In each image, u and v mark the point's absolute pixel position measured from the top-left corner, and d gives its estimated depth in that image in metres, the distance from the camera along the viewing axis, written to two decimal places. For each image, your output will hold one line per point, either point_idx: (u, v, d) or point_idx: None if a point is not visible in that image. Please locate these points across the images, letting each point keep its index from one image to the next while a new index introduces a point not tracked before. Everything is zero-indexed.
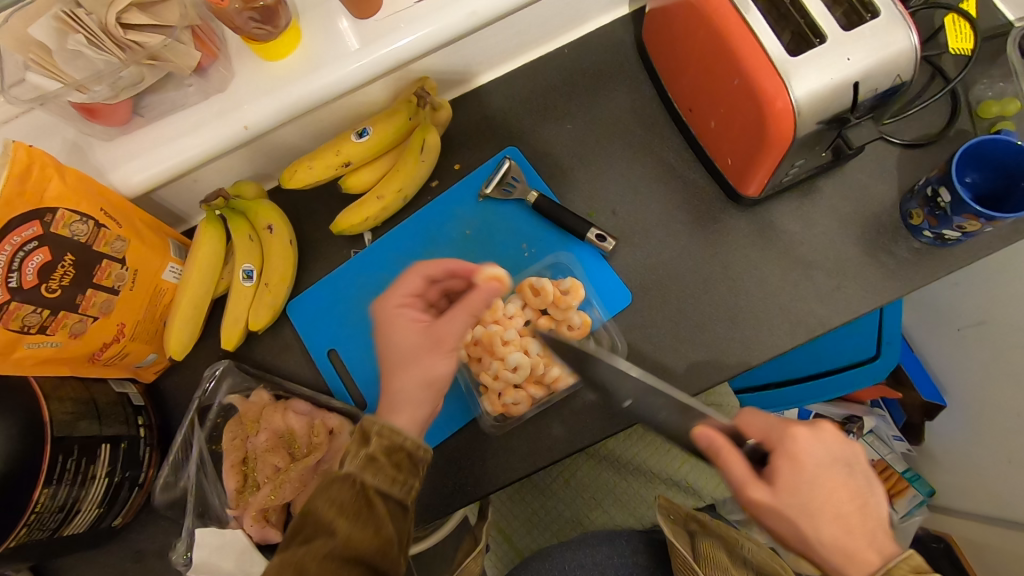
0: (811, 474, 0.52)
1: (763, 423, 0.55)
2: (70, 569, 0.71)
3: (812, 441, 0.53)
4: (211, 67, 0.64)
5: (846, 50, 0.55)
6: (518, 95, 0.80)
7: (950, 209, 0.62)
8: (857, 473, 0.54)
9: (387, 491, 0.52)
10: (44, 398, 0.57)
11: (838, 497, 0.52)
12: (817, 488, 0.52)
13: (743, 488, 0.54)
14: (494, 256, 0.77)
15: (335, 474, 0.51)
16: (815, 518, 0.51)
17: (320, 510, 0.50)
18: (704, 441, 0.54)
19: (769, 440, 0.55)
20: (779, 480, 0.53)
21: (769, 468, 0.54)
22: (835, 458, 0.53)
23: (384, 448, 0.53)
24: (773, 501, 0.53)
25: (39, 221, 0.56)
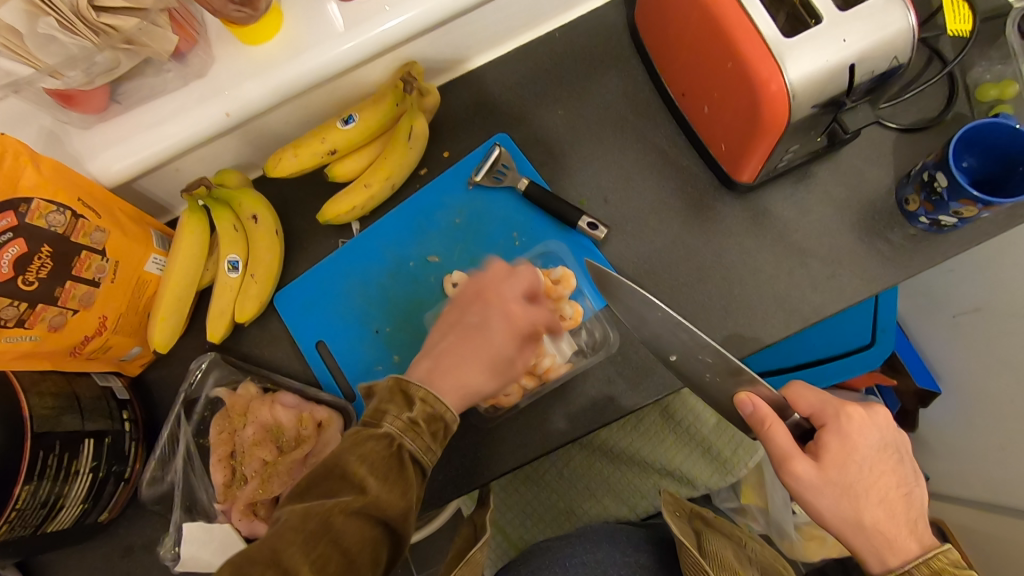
0: (863, 456, 0.51)
1: (818, 400, 0.55)
2: (56, 565, 0.70)
3: (867, 424, 0.53)
4: (190, 52, 0.63)
5: (842, 31, 0.53)
6: (508, 80, 0.78)
7: (947, 194, 0.61)
8: (904, 461, 0.54)
9: (419, 457, 0.48)
10: (23, 393, 0.56)
11: (885, 483, 0.52)
12: (867, 471, 0.51)
13: (788, 460, 0.52)
14: (484, 245, 0.76)
15: (372, 431, 0.47)
16: (861, 500, 0.50)
17: (350, 464, 0.45)
18: (750, 407, 0.55)
19: (822, 417, 0.54)
20: (831, 457, 0.51)
21: (818, 444, 0.53)
22: (886, 444, 0.53)
23: (425, 415, 0.49)
24: (819, 478, 0.51)
25: (13, 212, 0.54)
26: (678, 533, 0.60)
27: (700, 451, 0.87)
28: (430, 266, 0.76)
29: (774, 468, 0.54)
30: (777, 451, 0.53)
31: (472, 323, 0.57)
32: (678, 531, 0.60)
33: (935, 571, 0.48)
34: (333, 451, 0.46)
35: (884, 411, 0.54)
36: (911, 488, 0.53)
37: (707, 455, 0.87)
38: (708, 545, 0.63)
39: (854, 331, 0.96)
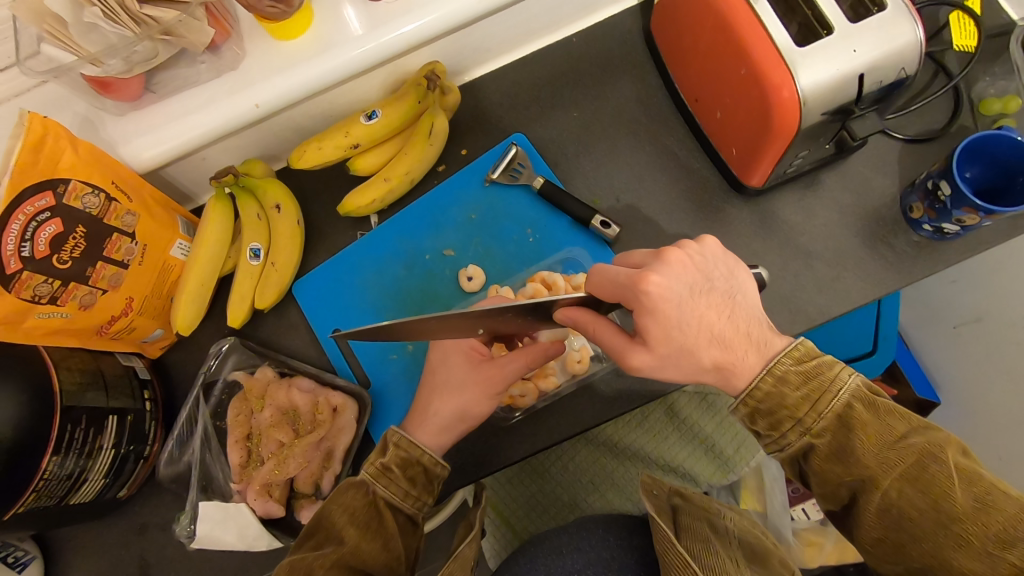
0: (677, 318, 0.49)
1: (614, 288, 0.51)
2: (73, 538, 0.72)
3: (669, 283, 0.49)
4: (223, 45, 0.65)
5: (853, 42, 0.56)
6: (525, 82, 0.81)
7: (950, 202, 0.63)
8: (717, 284, 0.52)
9: (398, 504, 0.58)
10: (53, 367, 0.58)
11: (709, 319, 0.51)
12: (688, 327, 0.50)
13: (624, 355, 0.52)
14: (499, 240, 0.78)
15: (352, 482, 0.56)
16: (695, 351, 0.51)
17: (335, 517, 0.55)
18: (570, 320, 0.55)
19: (626, 301, 0.50)
20: (655, 339, 0.50)
21: (638, 327, 0.51)
22: (694, 286, 0.50)
23: (399, 460, 0.59)
24: (655, 358, 0.51)
25: (52, 192, 0.56)
26: (653, 512, 0.61)
27: (703, 449, 0.89)
28: (446, 260, 0.78)
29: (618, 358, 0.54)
30: (611, 348, 0.53)
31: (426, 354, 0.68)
32: (656, 515, 0.61)
33: (778, 378, 0.52)
34: (320, 506, 0.56)
35: (676, 255, 0.51)
36: (733, 305, 0.52)
37: (709, 453, 0.89)
38: (683, 522, 0.64)
39: (856, 338, 0.97)
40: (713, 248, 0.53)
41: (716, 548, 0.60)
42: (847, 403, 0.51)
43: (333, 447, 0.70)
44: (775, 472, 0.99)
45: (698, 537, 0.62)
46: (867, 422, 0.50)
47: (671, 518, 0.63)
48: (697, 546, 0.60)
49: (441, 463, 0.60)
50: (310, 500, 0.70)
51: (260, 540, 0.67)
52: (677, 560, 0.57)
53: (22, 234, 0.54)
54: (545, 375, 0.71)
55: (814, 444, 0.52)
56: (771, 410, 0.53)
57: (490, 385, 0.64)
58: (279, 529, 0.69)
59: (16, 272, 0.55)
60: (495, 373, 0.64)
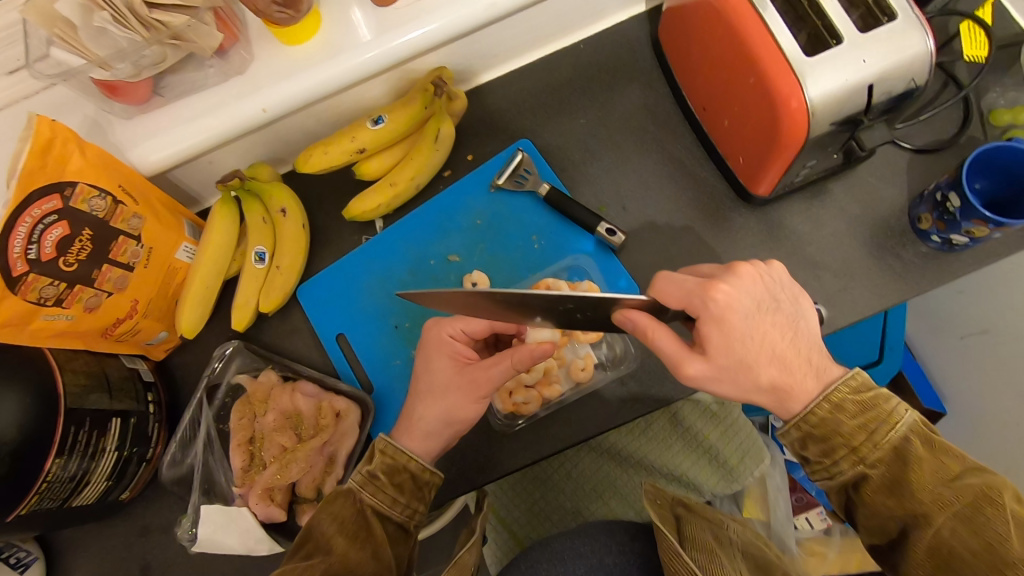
0: (741, 330, 0.50)
1: (682, 293, 0.51)
2: (75, 539, 0.72)
3: (736, 295, 0.50)
4: (231, 49, 0.65)
5: (862, 52, 0.55)
6: (532, 88, 0.81)
7: (960, 214, 0.63)
8: (783, 305, 0.52)
9: (387, 510, 0.58)
10: (58, 369, 0.58)
11: (772, 338, 0.51)
12: (751, 341, 0.50)
13: (680, 364, 0.52)
14: (504, 246, 0.78)
15: (338, 490, 0.57)
16: (754, 368, 0.50)
17: (322, 526, 0.55)
18: (630, 323, 0.53)
19: (692, 309, 0.51)
20: (715, 348, 0.50)
21: (700, 335, 0.51)
22: (761, 301, 0.51)
23: (386, 467, 0.59)
24: (712, 368, 0.51)
25: (59, 195, 0.56)
26: (656, 519, 0.61)
27: (707, 458, 0.89)
28: (450, 265, 0.78)
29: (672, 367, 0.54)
30: (668, 356, 0.52)
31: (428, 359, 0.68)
32: (659, 519, 0.61)
33: (835, 405, 0.51)
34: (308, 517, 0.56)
35: (746, 268, 0.52)
36: (797, 327, 0.52)
37: (713, 462, 0.88)
38: (686, 531, 0.63)
39: (863, 348, 0.97)
40: (781, 270, 0.54)
41: (721, 556, 0.60)
42: (904, 436, 0.50)
43: (335, 452, 0.70)
44: (778, 481, 0.99)
45: (700, 546, 0.61)
46: (923, 458, 0.49)
47: (674, 525, 0.63)
48: (699, 556, 0.59)
49: (429, 470, 0.60)
50: (311, 504, 0.70)
51: (261, 544, 0.67)
52: (682, 567, 0.57)
53: (28, 237, 0.55)
54: (550, 385, 0.69)
55: (866, 474, 0.51)
56: (824, 436, 0.52)
57: (475, 387, 0.63)
58: (280, 533, 0.69)
59: (23, 274, 0.55)
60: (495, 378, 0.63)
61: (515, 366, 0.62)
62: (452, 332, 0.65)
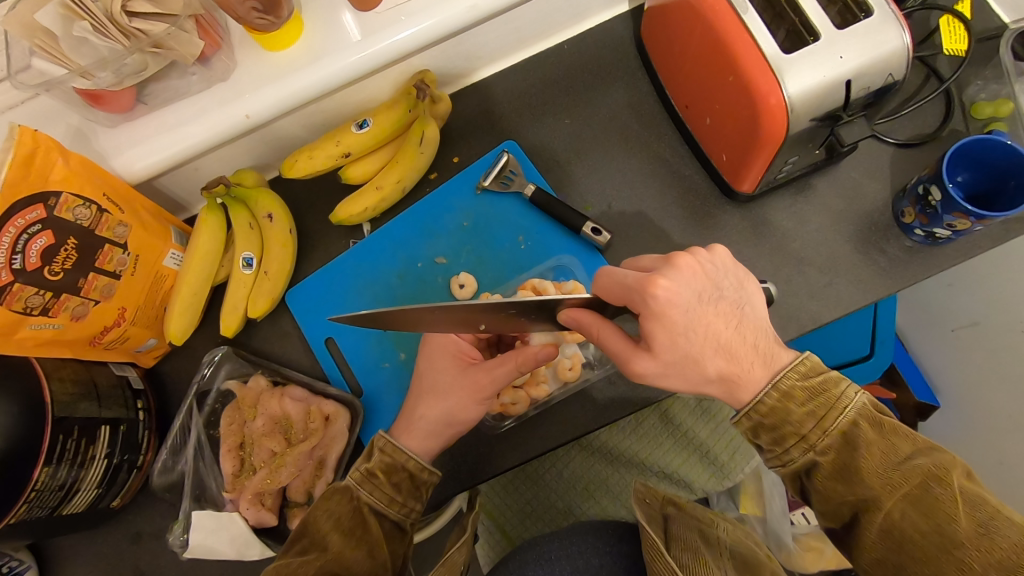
0: (684, 324, 0.50)
1: (622, 289, 0.52)
2: (68, 548, 0.72)
3: (676, 288, 0.50)
4: (214, 57, 0.65)
5: (839, 48, 0.56)
6: (517, 89, 0.81)
7: (940, 207, 0.63)
8: (726, 295, 0.52)
9: (383, 510, 0.58)
10: (45, 378, 0.58)
11: (716, 330, 0.51)
12: (694, 334, 0.50)
13: (629, 360, 0.53)
14: (491, 247, 0.78)
15: (336, 487, 0.57)
16: (699, 361, 0.51)
17: (319, 523, 0.55)
18: (574, 323, 0.55)
19: (634, 305, 0.51)
20: (659, 344, 0.51)
21: (644, 332, 0.51)
22: (701, 293, 0.51)
23: (384, 466, 0.59)
24: (659, 364, 0.52)
25: (43, 205, 0.56)
26: (642, 520, 0.61)
27: (698, 455, 0.89)
28: (437, 267, 0.78)
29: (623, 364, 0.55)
30: (617, 353, 0.54)
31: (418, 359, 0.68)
32: (645, 521, 0.61)
33: (784, 393, 0.52)
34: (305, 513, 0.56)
35: (685, 260, 0.51)
36: (739, 316, 0.52)
37: (704, 459, 0.89)
38: (674, 532, 0.63)
39: (854, 343, 0.97)
40: (723, 256, 0.54)
41: (704, 556, 0.60)
42: (853, 421, 0.50)
43: (325, 456, 0.70)
44: (773, 477, 0.98)
45: (685, 546, 0.61)
46: (873, 441, 0.49)
47: (661, 525, 0.63)
48: (685, 555, 0.60)
49: (426, 469, 0.60)
50: (301, 509, 0.71)
51: (253, 549, 0.68)
52: (664, 568, 0.57)
53: (12, 247, 0.55)
54: (537, 385, 0.69)
55: (818, 461, 0.51)
56: (775, 425, 0.52)
57: (475, 389, 0.63)
58: (271, 537, 0.70)
59: (7, 284, 0.55)
60: (480, 379, 0.63)
61: (518, 368, 0.62)
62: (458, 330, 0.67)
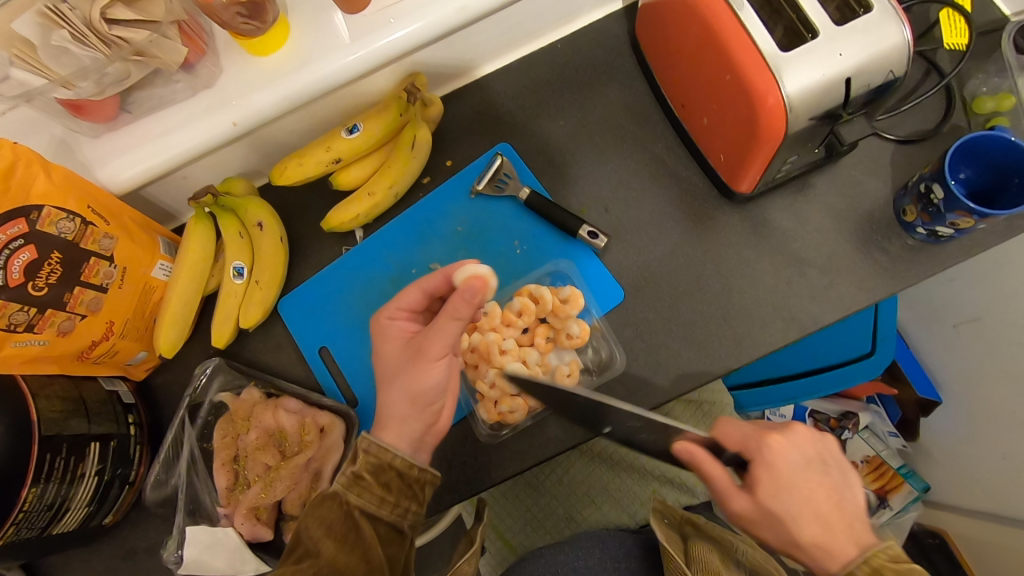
0: (789, 479, 0.55)
1: (741, 435, 0.58)
2: (61, 566, 0.71)
3: (787, 448, 0.56)
4: (199, 63, 0.64)
5: (838, 45, 0.54)
6: (511, 89, 0.80)
7: (943, 205, 0.62)
8: (833, 470, 0.57)
9: (374, 511, 0.56)
10: (31, 397, 0.57)
11: (817, 500, 0.55)
12: (796, 493, 0.55)
13: (726, 496, 0.58)
14: (486, 252, 0.77)
15: (324, 493, 0.55)
16: (795, 522, 0.54)
17: (310, 529, 0.54)
18: (686, 455, 0.57)
19: (749, 451, 0.57)
20: (764, 490, 0.56)
21: (751, 476, 0.57)
22: (810, 459, 0.56)
23: (370, 467, 0.57)
24: (754, 509, 0.57)
25: (25, 219, 0.55)
26: (664, 540, 0.63)
27: None
28: (432, 273, 0.77)
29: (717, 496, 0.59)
30: (717, 487, 0.58)
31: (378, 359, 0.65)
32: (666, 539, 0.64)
33: (876, 568, 0.50)
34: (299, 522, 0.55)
35: (801, 426, 0.58)
36: (843, 492, 0.56)
37: None
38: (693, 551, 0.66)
39: (853, 340, 0.96)
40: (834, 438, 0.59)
41: None
42: None
43: (321, 468, 0.69)
44: None
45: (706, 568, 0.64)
46: None
47: (680, 547, 0.66)
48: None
49: (415, 465, 0.58)
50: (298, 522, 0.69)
51: (246, 564, 0.67)
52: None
53: None
54: None
55: None
56: None
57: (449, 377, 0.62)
58: (268, 552, 0.69)
59: None
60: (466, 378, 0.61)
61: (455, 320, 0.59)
62: (394, 313, 0.63)
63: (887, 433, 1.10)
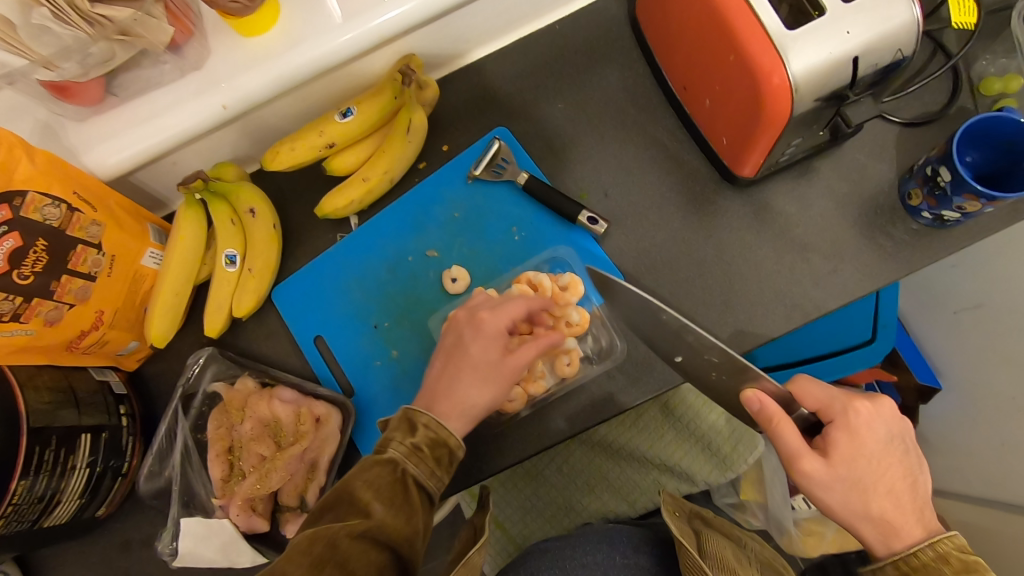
0: (870, 450, 0.53)
1: (823, 395, 0.56)
2: (54, 558, 0.70)
3: (874, 417, 0.54)
4: (186, 44, 0.62)
5: (846, 23, 0.53)
6: (508, 72, 0.78)
7: (950, 188, 0.60)
8: (910, 451, 0.55)
9: (424, 483, 0.51)
10: (19, 387, 0.55)
11: (893, 475, 0.53)
12: (875, 465, 0.53)
13: (798, 459, 0.53)
14: (484, 239, 0.75)
15: (379, 456, 0.51)
16: (869, 493, 0.52)
17: (357, 491, 0.49)
18: (757, 405, 0.56)
19: (830, 413, 0.55)
20: (840, 453, 0.53)
21: (826, 439, 0.54)
22: (893, 435, 0.54)
23: (430, 441, 0.53)
24: (829, 474, 0.52)
25: (7, 205, 0.53)
26: (678, 535, 0.60)
27: (700, 447, 0.88)
28: (429, 261, 0.76)
29: (783, 463, 0.55)
30: (785, 449, 0.54)
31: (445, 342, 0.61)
32: (679, 532, 0.60)
33: (940, 554, 0.50)
34: (343, 480, 0.50)
35: (888, 402, 0.55)
36: (917, 476, 0.54)
37: (707, 451, 0.88)
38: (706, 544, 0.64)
39: (854, 327, 0.95)
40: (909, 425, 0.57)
41: None
42: None
43: (317, 458, 0.68)
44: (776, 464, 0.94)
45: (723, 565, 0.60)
46: None
47: (695, 541, 0.62)
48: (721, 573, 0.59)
49: (464, 448, 0.55)
50: (295, 514, 0.68)
51: (242, 556, 0.67)
52: None
53: None
54: (534, 382, 0.67)
55: None
56: None
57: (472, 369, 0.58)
58: (263, 543, 0.68)
59: None
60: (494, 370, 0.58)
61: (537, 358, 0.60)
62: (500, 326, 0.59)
63: None
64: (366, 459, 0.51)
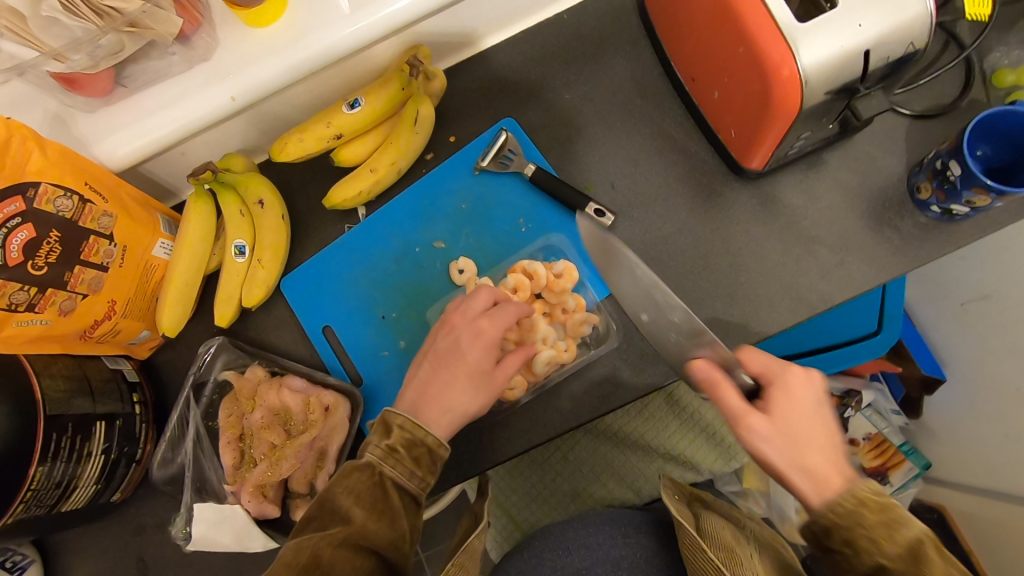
0: (805, 407, 0.52)
1: (765, 361, 0.56)
2: (72, 540, 0.72)
3: (811, 378, 0.54)
4: (194, 34, 0.62)
5: (858, 15, 0.52)
6: (515, 61, 0.77)
7: (960, 182, 0.60)
8: None
9: (405, 483, 0.53)
10: (35, 375, 0.56)
11: (828, 433, 0.52)
12: (807, 420, 0.52)
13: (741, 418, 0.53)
14: (491, 231, 0.76)
15: (355, 462, 0.52)
16: (806, 446, 0.50)
17: (337, 500, 0.51)
18: (700, 372, 0.56)
19: (770, 376, 0.55)
20: (778, 409, 0.52)
21: (766, 400, 0.54)
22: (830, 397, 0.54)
23: (404, 441, 0.54)
24: (768, 431, 0.51)
25: (21, 196, 0.54)
26: (677, 514, 0.61)
27: (704, 437, 0.89)
28: (436, 252, 0.76)
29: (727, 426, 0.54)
30: (730, 410, 0.53)
31: (445, 345, 0.61)
32: (679, 513, 0.61)
33: (860, 499, 0.47)
34: (324, 488, 0.52)
35: None
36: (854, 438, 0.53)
37: (711, 440, 0.89)
38: (704, 521, 0.65)
39: (859, 319, 0.95)
40: None
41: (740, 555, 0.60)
42: (919, 540, 0.45)
43: (326, 446, 0.69)
44: None
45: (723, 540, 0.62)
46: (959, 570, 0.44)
47: (693, 522, 0.64)
48: (719, 550, 0.59)
49: (447, 444, 0.56)
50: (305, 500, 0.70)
51: (254, 540, 0.68)
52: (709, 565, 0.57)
53: None
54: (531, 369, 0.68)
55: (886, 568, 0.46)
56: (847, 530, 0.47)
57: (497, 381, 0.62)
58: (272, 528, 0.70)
59: None
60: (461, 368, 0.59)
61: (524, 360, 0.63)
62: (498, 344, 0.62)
63: (890, 411, 1.10)
64: (345, 465, 0.53)
